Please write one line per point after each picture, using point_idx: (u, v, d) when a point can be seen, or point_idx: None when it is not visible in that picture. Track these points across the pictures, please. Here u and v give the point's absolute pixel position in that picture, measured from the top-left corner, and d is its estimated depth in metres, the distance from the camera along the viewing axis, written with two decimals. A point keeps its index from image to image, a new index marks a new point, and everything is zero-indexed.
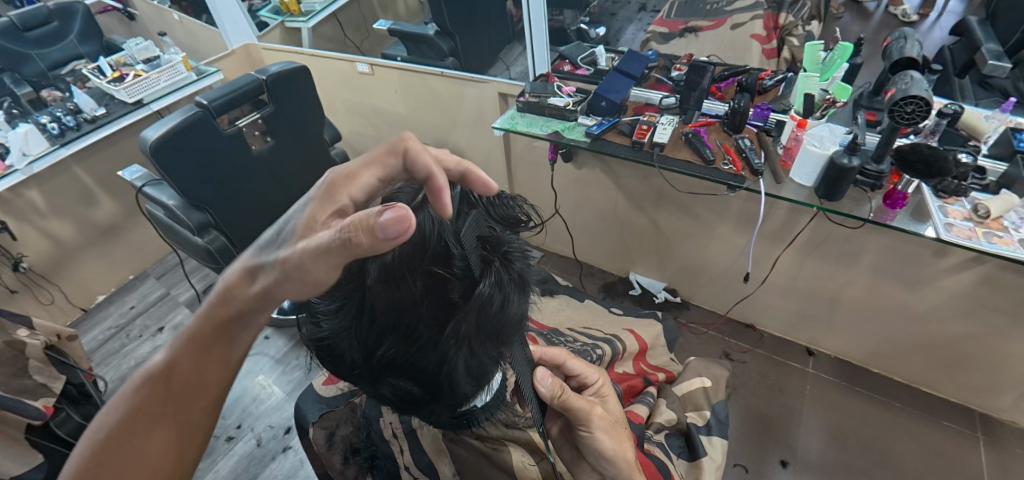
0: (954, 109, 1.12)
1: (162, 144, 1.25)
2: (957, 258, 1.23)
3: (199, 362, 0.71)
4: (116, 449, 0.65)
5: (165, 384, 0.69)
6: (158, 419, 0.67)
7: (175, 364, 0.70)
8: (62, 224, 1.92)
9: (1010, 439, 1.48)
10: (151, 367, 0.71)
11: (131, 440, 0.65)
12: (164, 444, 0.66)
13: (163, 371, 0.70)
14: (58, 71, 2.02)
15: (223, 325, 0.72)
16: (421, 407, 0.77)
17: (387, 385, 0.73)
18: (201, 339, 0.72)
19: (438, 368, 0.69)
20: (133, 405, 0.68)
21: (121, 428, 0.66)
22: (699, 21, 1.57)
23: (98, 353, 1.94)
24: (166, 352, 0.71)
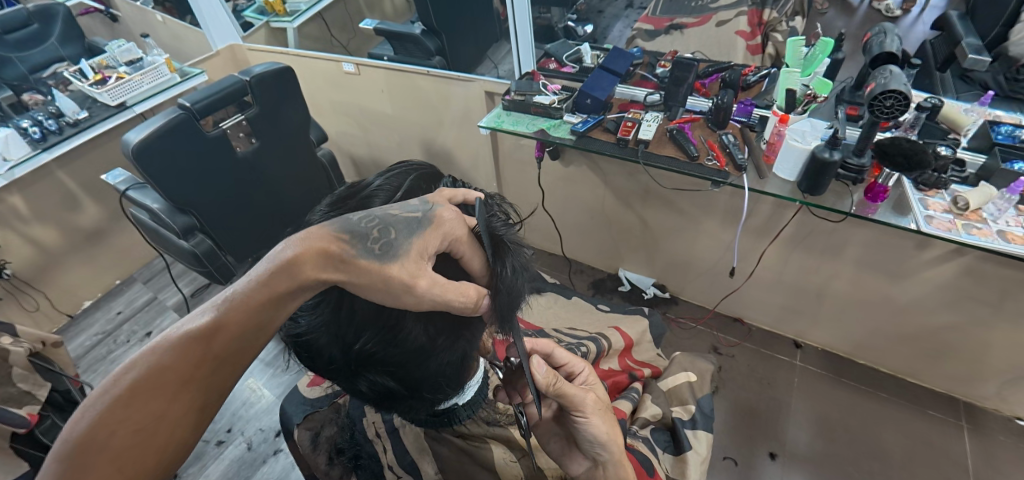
0: (933, 103, 1.13)
1: (145, 147, 1.24)
2: (939, 250, 1.24)
3: (243, 333, 0.61)
4: (131, 410, 0.57)
5: (203, 349, 0.60)
6: (187, 386, 0.59)
7: (217, 329, 0.60)
8: (46, 230, 1.89)
9: (993, 427, 1.50)
10: (191, 326, 0.60)
11: (149, 402, 0.57)
12: (184, 412, 0.59)
13: (202, 333, 0.60)
14: (40, 74, 1.98)
15: (281, 297, 0.61)
16: (399, 403, 0.77)
17: (365, 381, 0.73)
18: (253, 307, 0.61)
19: (419, 364, 0.72)
20: (158, 364, 0.58)
21: (143, 388, 0.57)
22: (684, 19, 1.56)
23: (85, 360, 1.92)
24: (214, 311, 0.61)
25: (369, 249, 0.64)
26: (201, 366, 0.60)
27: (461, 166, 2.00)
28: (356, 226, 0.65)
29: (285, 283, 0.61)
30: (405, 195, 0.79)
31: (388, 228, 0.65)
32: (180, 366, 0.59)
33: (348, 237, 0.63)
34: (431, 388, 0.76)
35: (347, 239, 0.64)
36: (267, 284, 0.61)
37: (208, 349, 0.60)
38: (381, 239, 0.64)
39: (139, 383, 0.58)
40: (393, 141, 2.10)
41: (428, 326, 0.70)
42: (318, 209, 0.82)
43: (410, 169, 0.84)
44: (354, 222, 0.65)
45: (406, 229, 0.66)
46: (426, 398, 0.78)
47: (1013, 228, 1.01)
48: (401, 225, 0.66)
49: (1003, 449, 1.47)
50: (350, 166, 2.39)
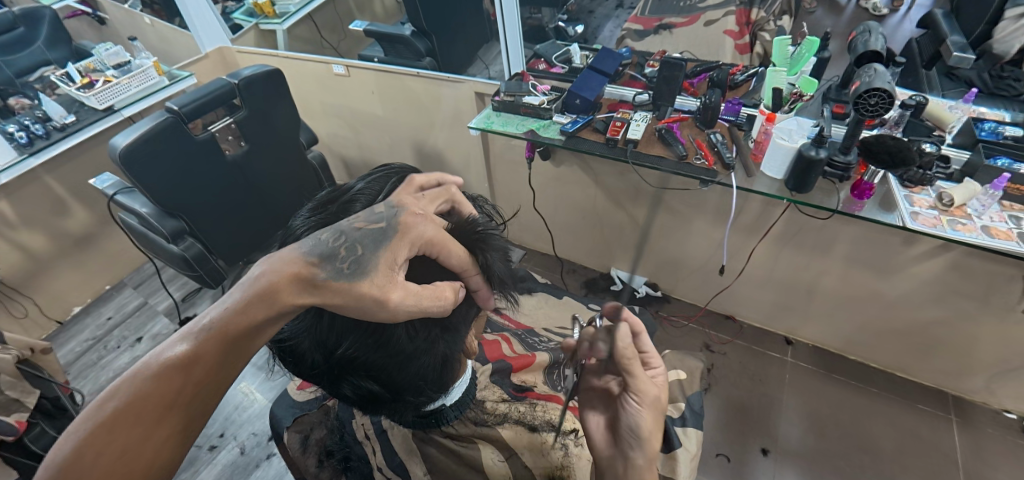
0: (917, 101, 1.14)
1: (132, 151, 1.23)
2: (925, 246, 1.26)
3: (223, 356, 0.62)
4: (110, 440, 0.57)
5: (183, 376, 0.61)
6: (169, 412, 0.59)
7: (197, 356, 0.61)
8: (34, 235, 1.87)
9: (981, 420, 1.52)
10: (170, 355, 0.61)
11: (128, 431, 0.58)
12: (166, 440, 0.59)
13: (181, 361, 0.61)
14: (26, 78, 1.95)
15: (259, 323, 0.63)
16: (384, 406, 0.77)
17: (348, 384, 0.72)
18: (231, 332, 0.62)
19: (401, 368, 0.72)
20: (137, 392, 0.59)
21: (122, 417, 0.58)
22: (673, 19, 1.57)
23: (74, 367, 1.90)
24: (190, 341, 0.62)
25: (342, 268, 0.65)
26: (182, 393, 0.60)
27: (453, 167, 2.00)
28: (322, 245, 0.65)
29: (262, 308, 0.63)
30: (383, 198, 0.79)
31: (351, 242, 0.66)
32: (160, 394, 0.59)
33: (315, 259, 0.65)
34: (413, 391, 0.76)
35: (317, 263, 0.65)
36: (246, 308, 0.62)
37: (188, 376, 0.61)
38: (349, 257, 0.65)
39: (118, 413, 0.58)
40: (384, 143, 2.10)
41: (407, 329, 0.70)
42: (301, 214, 0.82)
43: (392, 172, 0.85)
44: (319, 240, 0.66)
45: (372, 241, 0.67)
46: (408, 401, 0.77)
47: (996, 223, 1.03)
48: (366, 236, 0.67)
49: (992, 442, 1.48)
50: (342, 168, 2.39)
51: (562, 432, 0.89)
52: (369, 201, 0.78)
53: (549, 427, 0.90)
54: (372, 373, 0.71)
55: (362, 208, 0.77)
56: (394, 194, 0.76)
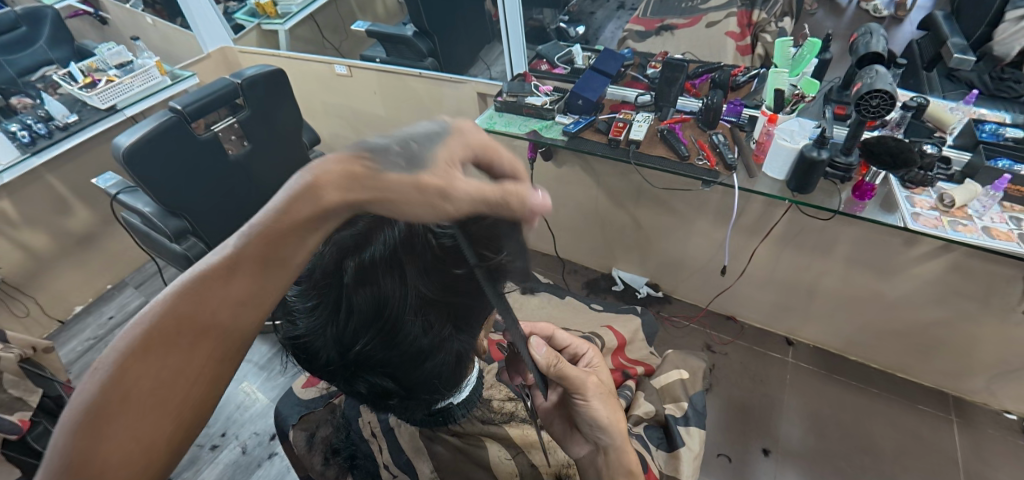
0: (918, 103, 1.13)
1: (135, 151, 1.24)
2: (927, 247, 1.26)
3: (254, 282, 0.58)
4: (141, 378, 0.54)
5: (212, 302, 0.57)
6: (200, 347, 0.57)
7: (225, 282, 0.58)
8: (35, 234, 1.87)
9: (982, 421, 1.53)
10: (205, 267, 0.58)
11: (164, 354, 0.55)
12: (198, 376, 0.57)
13: (208, 286, 0.57)
14: (28, 78, 1.96)
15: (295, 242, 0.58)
16: (398, 403, 0.78)
17: (363, 382, 0.73)
18: (265, 254, 0.58)
19: (416, 365, 0.72)
20: (170, 311, 0.56)
21: (150, 351, 0.55)
22: (674, 20, 1.58)
23: (76, 366, 1.90)
24: (228, 250, 0.58)
25: (399, 158, 0.54)
26: (217, 312, 0.57)
27: None
28: (382, 146, 0.56)
29: (306, 214, 0.56)
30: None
31: (408, 143, 0.57)
32: (191, 325, 0.56)
33: (369, 153, 0.55)
34: (427, 389, 0.77)
35: (369, 156, 0.55)
36: (284, 219, 0.56)
37: (216, 303, 0.57)
38: (405, 150, 0.55)
39: (145, 346, 0.55)
40: None
41: (424, 321, 0.68)
42: None
43: None
44: (372, 144, 0.56)
45: (431, 139, 0.57)
46: (421, 398, 0.78)
47: (997, 224, 1.03)
48: (428, 137, 0.57)
49: (992, 442, 1.49)
50: None
51: None
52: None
53: None
54: (388, 368, 0.71)
55: None
56: None
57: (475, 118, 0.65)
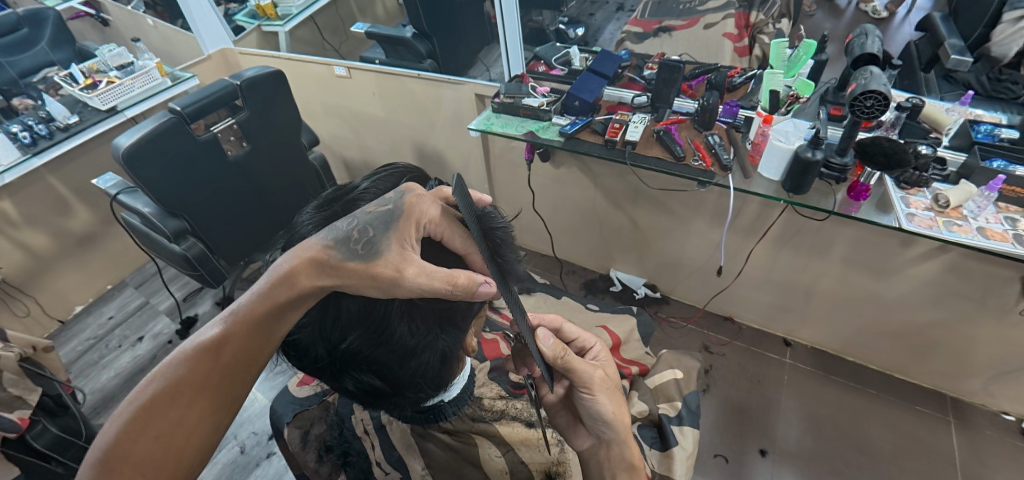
0: (913, 103, 1.16)
1: (135, 151, 1.24)
2: (923, 248, 1.26)
3: (249, 335, 0.69)
4: (152, 420, 0.64)
5: (213, 359, 0.68)
6: (201, 393, 0.67)
7: (225, 339, 0.68)
8: (36, 234, 1.89)
9: (980, 421, 1.53)
10: (202, 338, 0.68)
11: (166, 412, 0.65)
12: (200, 414, 0.66)
13: (210, 344, 0.68)
14: (30, 79, 1.98)
15: (281, 308, 0.69)
16: (386, 400, 0.79)
17: (350, 379, 0.74)
18: (256, 317, 0.69)
19: (403, 364, 0.73)
20: (172, 377, 0.66)
21: (161, 397, 0.65)
22: (672, 21, 1.58)
23: (75, 365, 1.91)
24: (221, 325, 0.69)
25: (356, 250, 0.67)
26: (212, 375, 0.67)
27: (453, 168, 2.01)
28: (341, 232, 0.69)
29: (282, 292, 0.68)
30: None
31: (365, 227, 0.69)
32: (193, 376, 0.67)
33: (333, 244, 0.68)
34: (413, 388, 0.77)
35: (332, 246, 0.68)
36: (271, 296, 0.69)
37: (216, 360, 0.68)
38: (362, 239, 0.68)
39: (158, 394, 0.65)
40: (384, 144, 2.11)
41: (410, 324, 0.71)
42: (306, 211, 0.83)
43: (398, 172, 0.86)
44: (342, 232, 0.69)
45: (381, 224, 0.69)
46: (408, 397, 0.79)
47: (991, 225, 1.04)
48: (376, 221, 0.69)
49: (990, 443, 1.49)
50: (342, 169, 2.40)
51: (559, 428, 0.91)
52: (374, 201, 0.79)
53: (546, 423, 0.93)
54: (374, 367, 0.72)
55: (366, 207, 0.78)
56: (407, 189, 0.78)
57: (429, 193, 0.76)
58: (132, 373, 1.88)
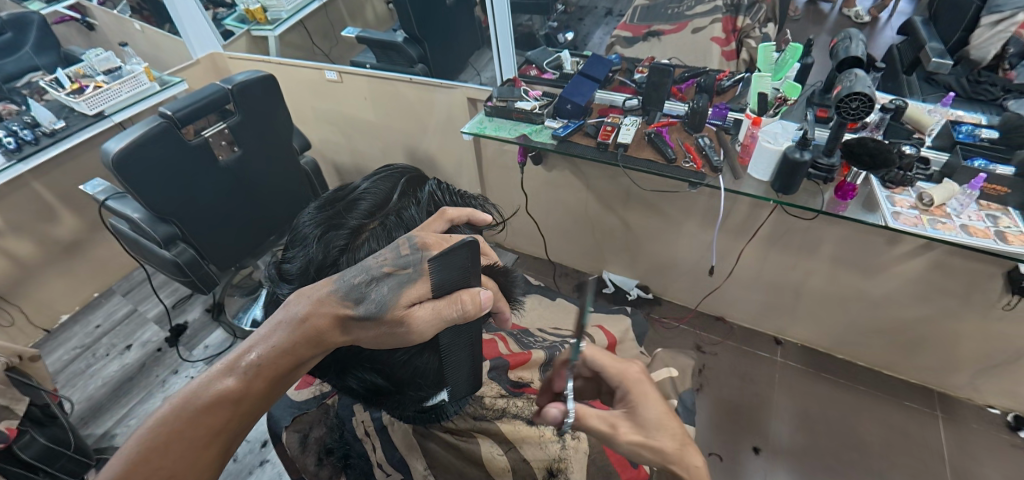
0: (897, 104, 1.19)
1: (125, 156, 1.23)
2: (908, 246, 1.29)
3: (269, 388, 0.68)
4: (162, 461, 0.63)
5: (232, 408, 0.66)
6: (216, 438, 0.66)
7: (245, 391, 0.67)
8: (21, 242, 1.86)
9: (966, 416, 1.56)
10: (223, 387, 0.66)
11: (179, 456, 0.64)
12: (210, 461, 0.66)
13: (231, 395, 0.66)
14: (13, 84, 1.94)
15: (301, 362, 0.68)
16: (390, 399, 0.80)
17: (354, 378, 0.77)
18: (279, 370, 0.68)
19: (404, 363, 0.74)
20: (188, 421, 0.65)
21: (175, 438, 0.64)
22: (661, 26, 1.62)
23: (62, 375, 1.88)
24: (239, 377, 0.66)
25: (372, 307, 0.66)
26: (230, 420, 0.66)
27: (445, 171, 2.01)
28: (356, 289, 0.67)
29: (305, 350, 0.67)
30: (397, 198, 0.81)
31: (379, 285, 0.67)
32: (210, 422, 0.65)
33: (350, 301, 0.67)
34: (414, 386, 0.78)
35: (348, 302, 0.67)
36: (291, 352, 0.67)
37: (235, 407, 0.66)
38: (371, 297, 0.66)
39: (173, 436, 0.64)
40: (376, 148, 2.11)
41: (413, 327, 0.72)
42: (307, 211, 0.84)
43: (398, 172, 0.86)
44: (354, 284, 0.67)
45: (393, 284, 0.67)
46: (409, 394, 0.79)
47: (974, 222, 1.06)
48: (389, 281, 0.67)
49: (977, 437, 1.52)
50: (333, 174, 2.40)
51: None
52: (375, 200, 0.80)
53: None
54: (377, 363, 0.74)
55: (367, 206, 0.79)
56: (413, 203, 0.80)
57: (434, 221, 0.76)
58: (120, 382, 1.86)
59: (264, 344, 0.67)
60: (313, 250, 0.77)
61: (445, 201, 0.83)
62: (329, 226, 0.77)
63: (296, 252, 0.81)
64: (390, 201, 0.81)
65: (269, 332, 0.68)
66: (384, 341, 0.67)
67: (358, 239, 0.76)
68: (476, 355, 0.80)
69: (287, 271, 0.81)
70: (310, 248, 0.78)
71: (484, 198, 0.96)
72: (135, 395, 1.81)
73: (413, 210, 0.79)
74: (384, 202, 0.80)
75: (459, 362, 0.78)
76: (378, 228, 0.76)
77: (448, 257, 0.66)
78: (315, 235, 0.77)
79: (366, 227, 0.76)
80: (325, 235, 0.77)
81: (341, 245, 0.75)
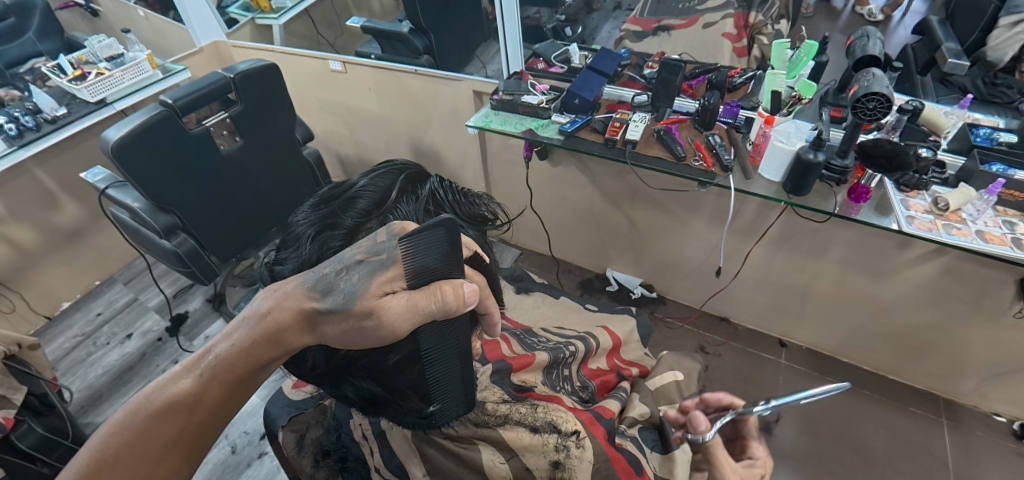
0: (914, 105, 1.15)
1: (123, 145, 1.21)
2: (920, 250, 1.26)
3: (225, 394, 0.67)
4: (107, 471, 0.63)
5: (186, 417, 0.66)
6: (174, 447, 0.66)
7: (200, 398, 0.66)
8: (22, 229, 1.84)
9: (972, 422, 1.54)
10: (176, 392, 0.66)
11: (130, 468, 0.64)
12: (169, 474, 0.66)
13: (185, 401, 0.66)
14: (17, 69, 1.93)
15: (265, 362, 0.67)
16: (387, 408, 0.80)
17: (350, 386, 0.76)
18: (236, 374, 0.67)
19: (399, 371, 0.72)
20: (139, 430, 0.65)
21: (128, 450, 0.64)
22: (671, 20, 1.57)
23: (62, 363, 1.88)
24: (194, 379, 0.67)
25: (339, 299, 0.64)
26: (183, 431, 0.66)
27: (449, 164, 1.99)
28: (324, 280, 0.66)
29: (266, 349, 0.66)
30: (395, 195, 0.79)
31: (350, 274, 0.65)
32: (162, 432, 0.65)
33: (317, 293, 0.65)
34: (410, 399, 0.77)
35: (316, 295, 0.65)
36: (249, 353, 0.66)
37: (190, 413, 0.66)
38: (341, 287, 0.64)
39: (124, 449, 0.64)
40: (380, 140, 2.09)
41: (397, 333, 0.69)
42: (303, 209, 0.82)
43: (398, 168, 0.83)
44: (323, 275, 0.66)
45: (363, 272, 0.64)
46: (405, 406, 0.78)
47: (991, 228, 1.04)
48: (360, 269, 0.65)
49: (981, 445, 1.50)
50: (337, 165, 2.38)
51: (563, 433, 0.88)
52: (372, 198, 0.78)
53: (550, 428, 0.88)
54: (371, 372, 0.73)
55: (365, 206, 0.77)
56: (410, 208, 0.77)
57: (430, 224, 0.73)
58: (121, 371, 1.85)
59: (224, 343, 0.68)
60: (307, 251, 0.76)
61: (447, 198, 0.82)
62: (325, 225, 0.76)
63: (290, 253, 0.80)
64: (389, 199, 0.78)
65: (231, 329, 0.68)
66: (349, 337, 0.65)
67: (355, 240, 0.75)
68: (466, 370, 0.76)
69: (279, 271, 0.80)
70: (303, 248, 0.77)
71: (493, 198, 0.95)
72: (134, 385, 1.80)
73: (410, 208, 0.78)
74: (382, 199, 0.78)
75: (449, 375, 0.74)
76: (375, 228, 0.75)
77: (425, 236, 0.63)
78: (309, 235, 0.76)
79: (363, 227, 0.75)
80: (320, 235, 0.76)
81: (337, 246, 0.74)
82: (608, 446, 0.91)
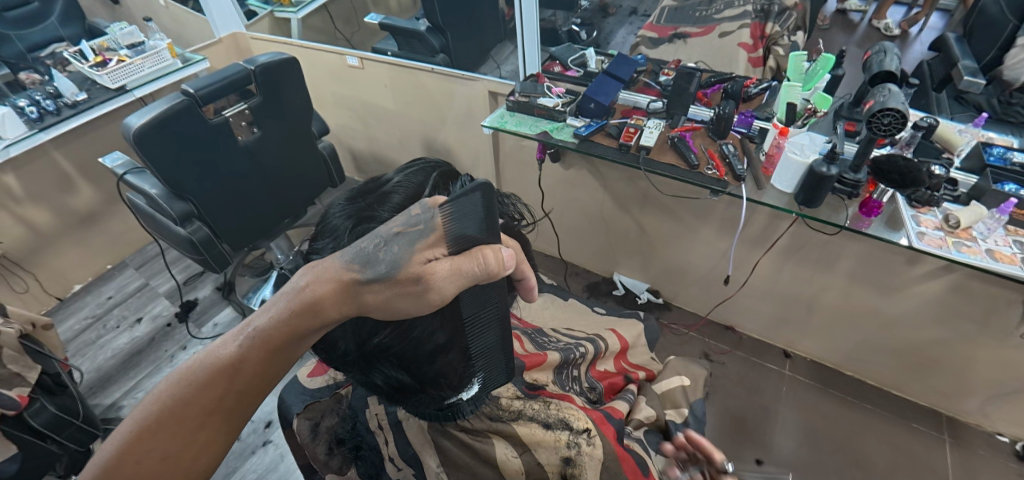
0: (929, 122, 1.16)
1: (145, 130, 1.24)
2: (928, 266, 1.27)
3: (268, 359, 0.68)
4: (145, 438, 0.65)
5: (226, 383, 0.68)
6: (212, 417, 0.68)
7: (243, 363, 0.68)
8: (38, 211, 1.87)
9: (974, 441, 1.54)
10: (218, 362, 0.68)
11: (168, 440, 0.66)
12: (206, 446, 0.68)
13: (228, 365, 0.68)
14: (37, 54, 1.98)
15: (306, 333, 0.68)
16: (411, 398, 0.81)
17: (380, 375, 0.77)
18: (275, 342, 0.68)
19: (431, 359, 0.74)
20: (181, 398, 0.67)
21: (168, 417, 0.66)
22: (688, 28, 1.57)
23: (73, 344, 1.90)
24: (235, 346, 0.68)
25: (382, 268, 0.65)
26: (224, 399, 0.68)
27: (461, 163, 2.00)
28: (363, 253, 0.67)
29: (305, 320, 0.67)
30: (428, 191, 0.80)
31: (389, 245, 0.66)
32: (202, 400, 0.67)
33: (357, 265, 0.66)
34: (436, 386, 0.78)
35: (355, 266, 0.67)
36: (292, 322, 0.67)
37: (230, 381, 0.68)
38: (383, 257, 0.66)
39: (166, 416, 0.66)
40: (393, 137, 2.11)
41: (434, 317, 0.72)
42: (335, 202, 0.83)
43: (430, 166, 0.85)
44: (361, 250, 0.67)
45: (404, 242, 0.66)
46: (433, 394, 0.80)
47: (1001, 247, 1.04)
48: (399, 240, 0.66)
49: (983, 463, 1.50)
50: (350, 160, 2.41)
51: (575, 430, 0.90)
52: (407, 193, 0.79)
53: (563, 425, 0.90)
54: (405, 360, 0.75)
55: (400, 202, 0.78)
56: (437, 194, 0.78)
57: None
58: (129, 355, 1.87)
59: (264, 315, 0.69)
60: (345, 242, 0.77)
61: None
62: (361, 218, 0.77)
63: (325, 244, 0.81)
64: (422, 195, 0.80)
65: (271, 303, 0.69)
66: (388, 306, 0.67)
67: None
68: (505, 336, 0.81)
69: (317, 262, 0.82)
70: (341, 240, 0.78)
71: (519, 198, 0.97)
72: (143, 368, 1.83)
73: None
74: (416, 196, 0.80)
75: (486, 329, 0.77)
76: None
77: (464, 200, 0.67)
78: (347, 228, 0.77)
79: None
80: (357, 227, 0.77)
81: None
82: (617, 446, 0.92)
